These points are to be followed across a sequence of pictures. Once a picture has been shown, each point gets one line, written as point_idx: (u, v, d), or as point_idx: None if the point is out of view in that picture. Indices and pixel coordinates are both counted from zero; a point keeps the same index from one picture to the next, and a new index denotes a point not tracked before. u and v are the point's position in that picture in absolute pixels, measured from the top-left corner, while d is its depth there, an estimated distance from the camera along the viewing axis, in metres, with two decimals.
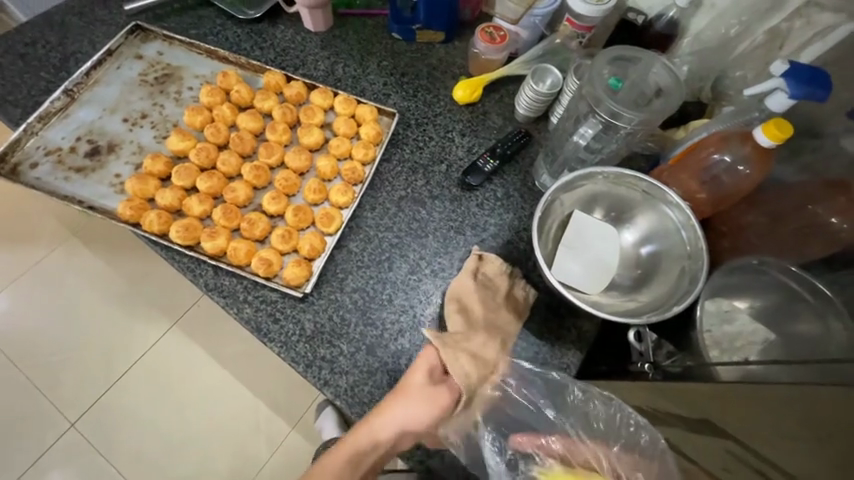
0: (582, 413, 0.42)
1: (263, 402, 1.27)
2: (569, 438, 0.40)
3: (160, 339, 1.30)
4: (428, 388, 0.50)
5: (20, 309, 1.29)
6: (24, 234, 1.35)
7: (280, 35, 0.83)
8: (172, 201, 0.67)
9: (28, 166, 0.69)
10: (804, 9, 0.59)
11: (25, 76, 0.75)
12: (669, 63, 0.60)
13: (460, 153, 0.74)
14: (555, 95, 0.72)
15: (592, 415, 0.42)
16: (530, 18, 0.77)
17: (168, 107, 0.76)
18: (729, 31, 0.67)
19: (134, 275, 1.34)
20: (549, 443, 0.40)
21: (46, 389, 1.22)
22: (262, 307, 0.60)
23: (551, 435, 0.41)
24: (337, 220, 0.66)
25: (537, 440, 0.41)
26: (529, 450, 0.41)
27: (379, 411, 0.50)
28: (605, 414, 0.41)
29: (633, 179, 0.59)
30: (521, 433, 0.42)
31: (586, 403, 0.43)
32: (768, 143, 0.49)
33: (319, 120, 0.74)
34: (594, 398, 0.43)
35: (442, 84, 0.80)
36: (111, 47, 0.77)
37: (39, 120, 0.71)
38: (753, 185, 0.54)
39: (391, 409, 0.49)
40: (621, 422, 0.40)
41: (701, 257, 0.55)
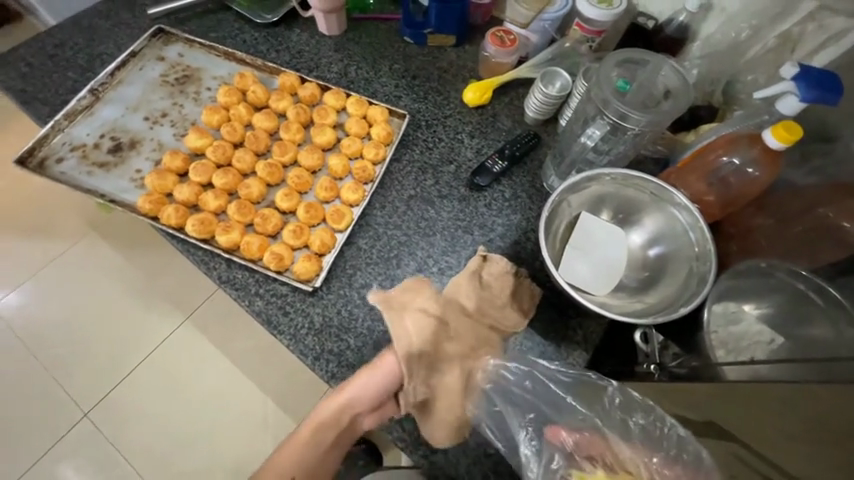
0: (620, 419, 0.39)
1: (271, 397, 1.29)
2: (610, 444, 0.37)
3: (172, 333, 1.33)
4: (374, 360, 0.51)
5: (40, 300, 1.33)
6: (45, 229, 1.40)
7: (295, 39, 0.86)
8: (189, 196, 0.69)
9: (54, 161, 0.72)
10: (817, 13, 0.59)
11: (54, 75, 0.79)
12: (677, 66, 0.60)
13: (469, 154, 0.75)
14: (564, 98, 0.73)
15: (631, 420, 0.39)
16: (539, 23, 0.78)
17: (187, 107, 0.79)
18: (739, 35, 0.67)
19: (149, 269, 1.38)
20: (588, 442, 0.37)
21: (62, 380, 1.26)
22: (273, 300, 0.62)
23: (589, 433, 0.38)
24: (347, 217, 0.68)
25: (577, 437, 0.38)
26: (570, 448, 0.38)
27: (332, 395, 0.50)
28: (642, 422, 0.38)
29: (641, 181, 0.59)
30: (560, 429, 0.39)
31: (626, 408, 0.40)
32: (778, 145, 0.49)
33: (331, 121, 0.76)
34: (635, 405, 0.40)
35: (452, 87, 0.81)
36: (134, 49, 0.80)
37: (66, 118, 0.74)
38: (763, 187, 0.54)
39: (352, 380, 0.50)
40: (661, 433, 0.37)
41: (708, 259, 0.55)
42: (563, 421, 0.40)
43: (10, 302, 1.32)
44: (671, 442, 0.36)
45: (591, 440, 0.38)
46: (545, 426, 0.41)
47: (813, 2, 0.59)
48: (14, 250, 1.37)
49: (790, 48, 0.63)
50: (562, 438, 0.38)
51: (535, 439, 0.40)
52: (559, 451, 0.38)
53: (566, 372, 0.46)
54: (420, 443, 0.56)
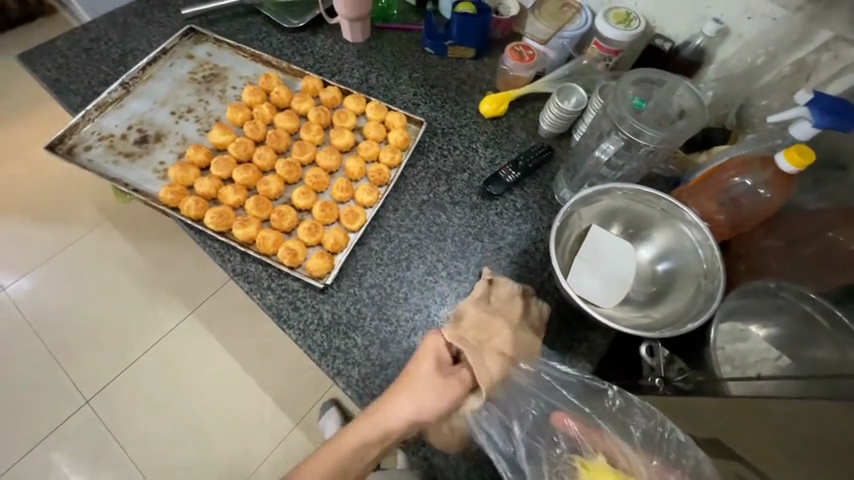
0: (622, 421, 0.39)
1: (270, 396, 1.29)
2: (609, 443, 0.37)
3: (178, 325, 1.34)
4: (439, 378, 0.51)
5: (52, 285, 1.36)
6: (63, 216, 1.44)
7: (320, 44, 0.88)
8: (209, 189, 0.71)
9: (82, 149, 0.75)
10: (832, 43, 0.60)
11: (88, 68, 0.82)
12: (693, 87, 0.62)
13: (483, 163, 0.76)
14: (579, 113, 0.74)
15: (632, 424, 0.39)
16: (558, 40, 0.80)
17: (212, 104, 0.81)
18: (755, 60, 0.68)
19: (159, 261, 1.41)
20: (586, 433, 0.39)
21: (67, 365, 1.27)
22: (284, 294, 0.63)
23: (591, 425, 0.40)
24: (361, 218, 0.69)
25: (580, 426, 0.40)
26: (574, 434, 0.39)
27: (388, 399, 0.51)
28: (644, 425, 0.38)
29: (652, 197, 0.60)
30: (566, 417, 0.41)
31: (626, 411, 0.40)
32: (791, 169, 0.50)
33: (351, 124, 0.78)
34: (634, 408, 0.40)
35: (469, 97, 0.83)
36: (166, 46, 0.83)
37: (96, 108, 0.77)
38: (774, 208, 0.55)
39: (397, 399, 0.50)
40: (660, 438, 0.37)
41: (717, 277, 0.56)
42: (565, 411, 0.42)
43: (23, 285, 1.35)
44: (672, 444, 0.36)
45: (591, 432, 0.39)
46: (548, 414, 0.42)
47: (829, 32, 0.60)
48: (31, 234, 1.41)
49: (804, 76, 0.65)
50: (565, 427, 0.40)
51: (535, 426, 0.42)
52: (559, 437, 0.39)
53: (571, 375, 0.47)
54: (421, 444, 0.56)
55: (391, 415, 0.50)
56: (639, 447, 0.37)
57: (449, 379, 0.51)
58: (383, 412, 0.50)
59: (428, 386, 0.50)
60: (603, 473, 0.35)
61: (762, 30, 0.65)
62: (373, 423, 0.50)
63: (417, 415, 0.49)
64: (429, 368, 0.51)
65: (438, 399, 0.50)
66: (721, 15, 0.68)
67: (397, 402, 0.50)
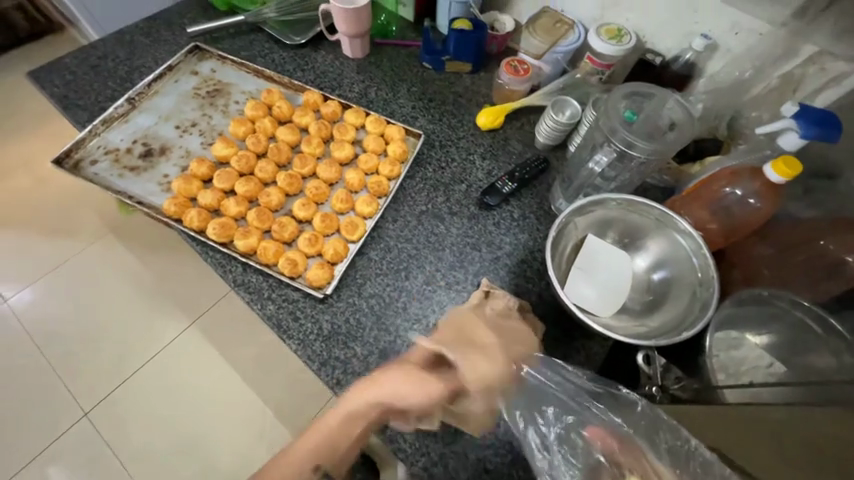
0: (649, 437, 0.35)
1: (269, 407, 1.29)
2: (639, 459, 0.35)
3: (179, 336, 1.35)
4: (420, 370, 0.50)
5: (53, 297, 1.36)
6: (67, 228, 1.46)
7: (321, 60, 0.91)
8: (211, 201, 0.73)
9: (87, 163, 0.76)
10: (817, 57, 0.62)
11: (95, 84, 0.85)
12: (683, 100, 0.63)
13: (480, 175, 0.78)
14: (573, 125, 0.76)
15: (659, 437, 0.35)
16: (552, 54, 0.82)
17: (216, 118, 0.83)
18: (743, 73, 0.70)
19: (160, 272, 1.42)
20: (623, 453, 0.36)
21: (67, 377, 1.27)
22: (285, 305, 0.64)
23: (617, 438, 0.37)
24: (360, 229, 0.70)
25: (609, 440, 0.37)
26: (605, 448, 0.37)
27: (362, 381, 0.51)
28: (670, 439, 0.34)
29: (646, 207, 0.61)
30: (606, 436, 0.38)
31: (654, 422, 0.37)
32: (778, 179, 0.51)
33: (350, 137, 0.80)
34: (662, 422, 0.36)
35: (466, 111, 0.85)
36: (172, 63, 0.86)
37: (103, 123, 0.79)
38: (765, 217, 0.56)
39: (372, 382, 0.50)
40: (687, 454, 0.32)
41: (711, 285, 0.56)
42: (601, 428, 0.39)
43: (26, 297, 1.36)
44: (699, 461, 0.32)
45: (626, 452, 0.36)
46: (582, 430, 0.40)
47: (815, 46, 0.62)
48: (34, 246, 1.42)
49: (791, 89, 0.67)
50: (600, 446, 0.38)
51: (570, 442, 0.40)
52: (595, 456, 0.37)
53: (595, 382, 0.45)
54: (420, 455, 0.56)
55: (370, 400, 0.49)
56: (669, 466, 0.33)
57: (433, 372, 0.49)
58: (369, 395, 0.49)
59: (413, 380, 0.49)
60: None
61: (749, 45, 0.67)
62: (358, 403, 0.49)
63: (396, 397, 0.49)
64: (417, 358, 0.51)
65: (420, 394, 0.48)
66: (710, 30, 0.70)
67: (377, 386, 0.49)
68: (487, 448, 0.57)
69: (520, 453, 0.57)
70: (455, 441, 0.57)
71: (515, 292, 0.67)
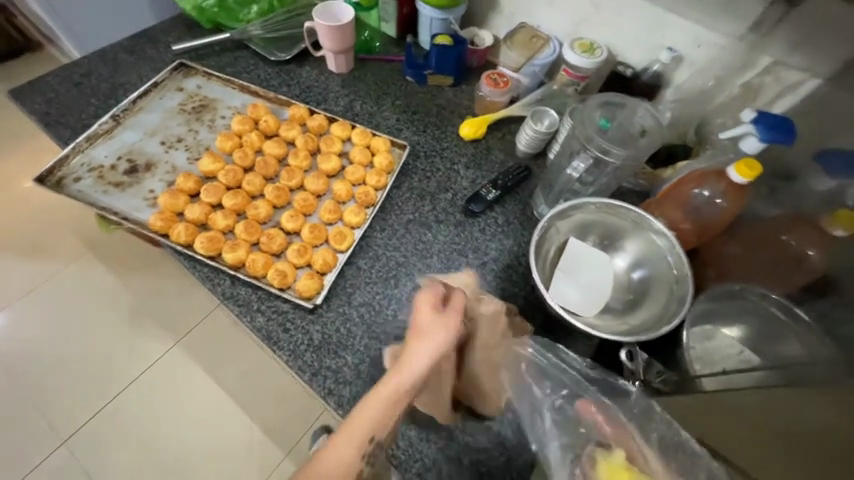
0: (643, 424, 0.39)
1: (258, 425, 1.26)
2: (630, 441, 0.37)
3: (164, 356, 1.32)
4: (440, 322, 0.50)
5: (30, 320, 1.32)
6: (46, 248, 1.42)
7: (306, 75, 0.93)
8: (199, 215, 0.73)
9: (70, 180, 0.76)
10: (773, 68, 0.67)
11: (78, 101, 0.85)
12: (652, 109, 0.67)
13: (465, 183, 0.80)
14: (552, 134, 0.79)
15: (651, 426, 0.38)
16: (529, 67, 0.86)
17: (202, 133, 0.84)
18: (707, 84, 0.75)
19: (144, 290, 1.39)
20: (612, 431, 0.39)
21: (46, 403, 1.23)
22: (274, 316, 0.64)
23: (613, 426, 0.40)
24: (349, 238, 0.71)
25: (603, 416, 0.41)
26: (597, 421, 0.41)
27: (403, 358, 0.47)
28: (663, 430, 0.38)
29: (622, 210, 0.64)
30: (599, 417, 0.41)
31: (649, 414, 0.40)
32: (742, 180, 0.55)
33: (337, 149, 0.81)
34: (657, 414, 0.39)
35: (450, 122, 0.88)
36: (157, 80, 0.87)
37: (86, 140, 0.79)
38: (732, 216, 0.59)
39: (411, 355, 0.47)
40: (676, 445, 0.36)
41: (686, 283, 0.59)
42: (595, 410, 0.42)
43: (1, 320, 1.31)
44: (687, 453, 0.35)
45: (617, 430, 0.39)
46: (577, 411, 0.43)
47: (770, 58, 0.67)
48: (11, 268, 1.38)
49: (751, 97, 0.71)
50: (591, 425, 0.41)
51: (564, 422, 0.43)
52: (588, 433, 0.40)
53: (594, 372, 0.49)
54: (414, 461, 0.56)
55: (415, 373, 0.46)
56: (656, 450, 0.36)
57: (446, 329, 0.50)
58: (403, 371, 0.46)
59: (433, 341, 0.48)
60: (619, 469, 0.35)
61: (711, 58, 0.72)
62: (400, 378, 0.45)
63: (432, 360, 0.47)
64: (428, 317, 0.50)
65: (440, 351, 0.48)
66: (675, 44, 0.74)
67: (412, 356, 0.47)
68: (480, 452, 0.58)
69: (513, 455, 0.57)
70: (448, 446, 0.58)
71: (502, 296, 0.69)
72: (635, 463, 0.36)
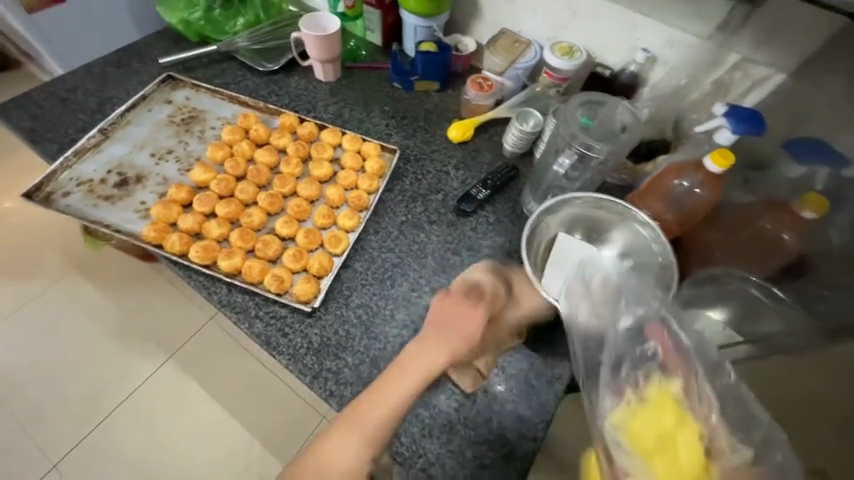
0: (712, 362, 0.42)
1: (256, 438, 1.25)
2: (695, 374, 0.41)
3: (156, 372, 1.29)
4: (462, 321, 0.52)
5: (16, 342, 1.29)
6: (30, 268, 1.39)
7: (294, 84, 0.95)
8: (192, 224, 0.73)
9: (59, 195, 0.75)
10: (741, 64, 0.71)
11: (65, 116, 0.84)
12: (631, 106, 0.70)
13: (455, 184, 0.82)
14: (537, 134, 0.81)
15: (717, 364, 0.42)
16: (513, 71, 0.89)
17: (192, 144, 0.85)
18: (680, 81, 0.79)
19: (134, 306, 1.37)
20: (677, 358, 0.42)
21: (35, 426, 1.19)
22: (272, 321, 0.64)
23: (677, 349, 0.42)
24: (344, 242, 0.72)
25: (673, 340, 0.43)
26: (665, 347, 0.43)
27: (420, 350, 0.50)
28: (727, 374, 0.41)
29: (608, 203, 0.67)
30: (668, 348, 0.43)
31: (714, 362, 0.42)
32: (717, 169, 0.58)
33: (328, 156, 0.83)
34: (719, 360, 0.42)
35: (438, 126, 0.90)
36: (145, 93, 0.87)
37: (75, 155, 0.78)
38: (710, 204, 0.62)
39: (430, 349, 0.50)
40: (732, 385, 0.40)
41: (672, 270, 0.61)
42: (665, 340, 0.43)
43: None
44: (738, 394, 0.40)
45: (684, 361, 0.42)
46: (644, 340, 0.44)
47: (738, 55, 0.71)
48: None
49: (723, 92, 0.75)
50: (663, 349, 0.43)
51: (635, 347, 0.43)
52: (648, 353, 0.43)
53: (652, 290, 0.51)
54: (417, 457, 0.57)
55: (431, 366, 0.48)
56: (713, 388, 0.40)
57: (459, 323, 0.52)
58: (408, 373, 0.48)
59: (444, 336, 0.50)
60: (673, 398, 0.39)
61: (683, 57, 0.76)
62: (410, 375, 0.48)
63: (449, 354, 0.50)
64: (454, 314, 0.53)
65: (450, 345, 0.50)
66: (649, 44, 0.78)
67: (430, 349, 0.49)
68: (482, 444, 0.59)
69: (514, 446, 0.59)
70: (450, 440, 0.58)
71: None
72: (689, 396, 0.40)
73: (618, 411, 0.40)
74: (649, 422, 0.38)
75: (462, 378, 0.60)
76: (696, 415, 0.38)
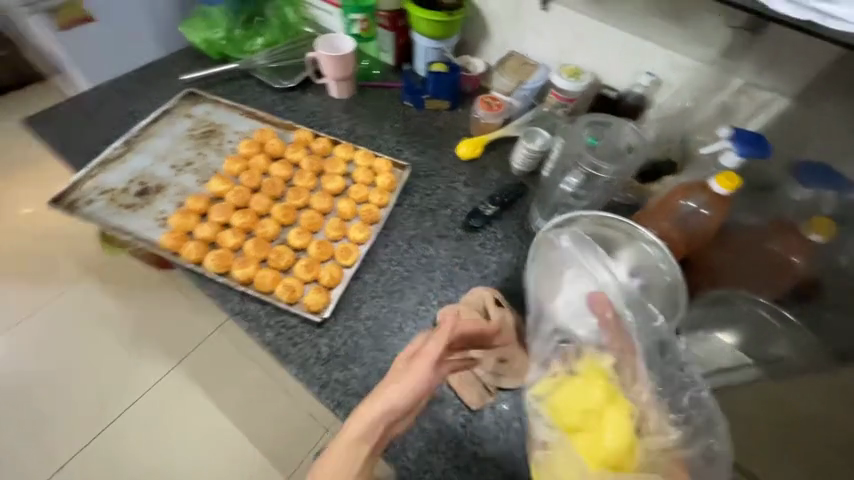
0: (648, 337, 0.54)
1: (258, 450, 1.24)
2: (627, 344, 0.53)
3: (161, 380, 1.29)
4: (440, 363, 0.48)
5: (26, 345, 1.30)
6: (44, 273, 1.42)
7: (309, 102, 0.98)
8: (208, 233, 0.75)
9: (82, 203, 0.78)
10: (744, 88, 0.73)
11: (91, 128, 0.88)
12: (637, 127, 0.72)
13: (463, 200, 0.84)
14: (545, 152, 0.83)
15: (647, 339, 0.54)
16: (521, 92, 0.92)
17: (210, 157, 0.88)
18: (685, 104, 0.81)
19: (143, 313, 1.39)
20: (615, 332, 0.54)
21: (39, 430, 1.19)
22: (283, 330, 0.65)
23: (612, 320, 0.55)
24: (354, 254, 0.74)
25: (611, 313, 0.55)
26: (607, 319, 0.55)
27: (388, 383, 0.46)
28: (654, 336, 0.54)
29: (615, 221, 0.68)
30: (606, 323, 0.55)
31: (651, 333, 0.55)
32: (723, 191, 0.59)
33: (341, 170, 0.85)
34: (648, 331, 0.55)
35: (448, 143, 0.93)
36: (167, 108, 0.91)
37: (100, 166, 0.82)
38: (716, 224, 0.64)
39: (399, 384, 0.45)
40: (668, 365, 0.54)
41: (677, 289, 0.63)
42: (604, 316, 0.55)
43: None
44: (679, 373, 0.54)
45: (617, 334, 0.53)
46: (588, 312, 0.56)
47: (741, 80, 0.73)
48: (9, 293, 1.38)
49: (727, 115, 0.77)
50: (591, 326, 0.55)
51: (585, 318, 0.56)
52: (591, 328, 0.55)
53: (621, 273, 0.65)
54: (423, 471, 0.57)
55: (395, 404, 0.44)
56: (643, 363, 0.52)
57: (433, 351, 0.48)
58: (373, 408, 0.44)
59: (416, 368, 0.47)
60: (605, 371, 0.50)
61: (687, 81, 0.78)
62: (373, 413, 0.44)
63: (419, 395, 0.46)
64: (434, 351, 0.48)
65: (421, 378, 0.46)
66: (653, 68, 0.81)
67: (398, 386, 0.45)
68: (489, 460, 0.59)
69: (520, 463, 0.59)
70: (456, 455, 0.59)
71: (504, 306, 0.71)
72: (619, 370, 0.51)
73: (543, 384, 0.51)
74: (575, 397, 0.48)
75: (468, 393, 0.62)
76: (627, 401, 0.48)
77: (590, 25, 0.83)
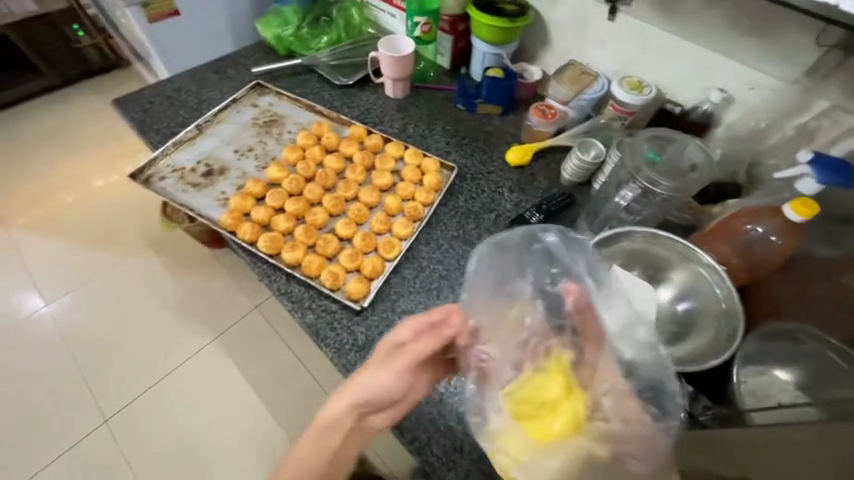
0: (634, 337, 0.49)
1: (282, 429, 1.28)
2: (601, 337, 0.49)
3: (203, 349, 1.39)
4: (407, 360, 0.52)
5: (90, 304, 1.44)
6: (111, 240, 1.57)
7: (365, 99, 1.02)
8: (263, 216, 0.80)
9: (156, 179, 0.85)
10: (830, 111, 0.67)
11: (169, 111, 0.97)
12: (702, 144, 0.69)
13: (508, 206, 0.83)
14: (598, 165, 0.81)
15: (640, 337, 0.49)
16: (577, 101, 0.90)
17: (270, 145, 0.93)
18: (758, 124, 0.76)
19: (191, 286, 1.49)
20: (582, 318, 0.51)
21: (92, 382, 1.31)
22: (323, 314, 0.68)
23: (581, 308, 0.51)
24: (397, 248, 0.76)
25: (578, 301, 0.52)
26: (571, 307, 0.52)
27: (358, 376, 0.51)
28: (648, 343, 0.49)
29: (669, 241, 0.65)
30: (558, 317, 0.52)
31: (636, 330, 0.50)
32: (797, 218, 0.55)
33: (390, 167, 0.88)
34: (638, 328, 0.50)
35: (497, 148, 0.93)
36: (236, 97, 0.98)
37: (174, 146, 0.89)
38: (787, 253, 0.59)
39: (368, 376, 0.50)
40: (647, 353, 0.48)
41: (737, 317, 0.59)
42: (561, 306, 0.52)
43: (65, 302, 1.44)
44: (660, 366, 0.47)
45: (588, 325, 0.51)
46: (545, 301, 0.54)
47: (826, 102, 0.67)
48: (81, 255, 1.53)
49: (806, 139, 0.71)
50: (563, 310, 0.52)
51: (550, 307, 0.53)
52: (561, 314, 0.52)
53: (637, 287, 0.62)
54: (447, 469, 0.57)
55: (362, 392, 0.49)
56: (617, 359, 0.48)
57: (414, 347, 0.52)
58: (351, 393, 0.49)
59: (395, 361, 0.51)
60: (561, 365, 0.48)
61: (762, 99, 0.74)
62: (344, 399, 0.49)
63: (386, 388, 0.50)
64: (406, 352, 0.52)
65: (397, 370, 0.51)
66: (726, 84, 0.76)
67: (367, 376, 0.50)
68: None
69: None
70: (481, 459, 0.58)
71: None
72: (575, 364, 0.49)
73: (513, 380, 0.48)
74: (539, 390, 0.46)
75: None
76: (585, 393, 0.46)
77: (659, 36, 0.80)
